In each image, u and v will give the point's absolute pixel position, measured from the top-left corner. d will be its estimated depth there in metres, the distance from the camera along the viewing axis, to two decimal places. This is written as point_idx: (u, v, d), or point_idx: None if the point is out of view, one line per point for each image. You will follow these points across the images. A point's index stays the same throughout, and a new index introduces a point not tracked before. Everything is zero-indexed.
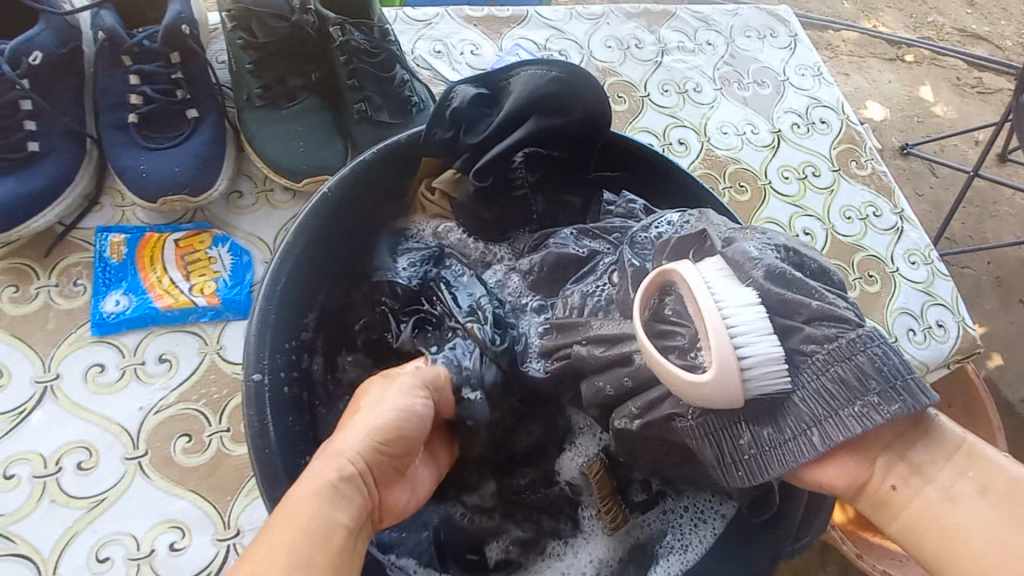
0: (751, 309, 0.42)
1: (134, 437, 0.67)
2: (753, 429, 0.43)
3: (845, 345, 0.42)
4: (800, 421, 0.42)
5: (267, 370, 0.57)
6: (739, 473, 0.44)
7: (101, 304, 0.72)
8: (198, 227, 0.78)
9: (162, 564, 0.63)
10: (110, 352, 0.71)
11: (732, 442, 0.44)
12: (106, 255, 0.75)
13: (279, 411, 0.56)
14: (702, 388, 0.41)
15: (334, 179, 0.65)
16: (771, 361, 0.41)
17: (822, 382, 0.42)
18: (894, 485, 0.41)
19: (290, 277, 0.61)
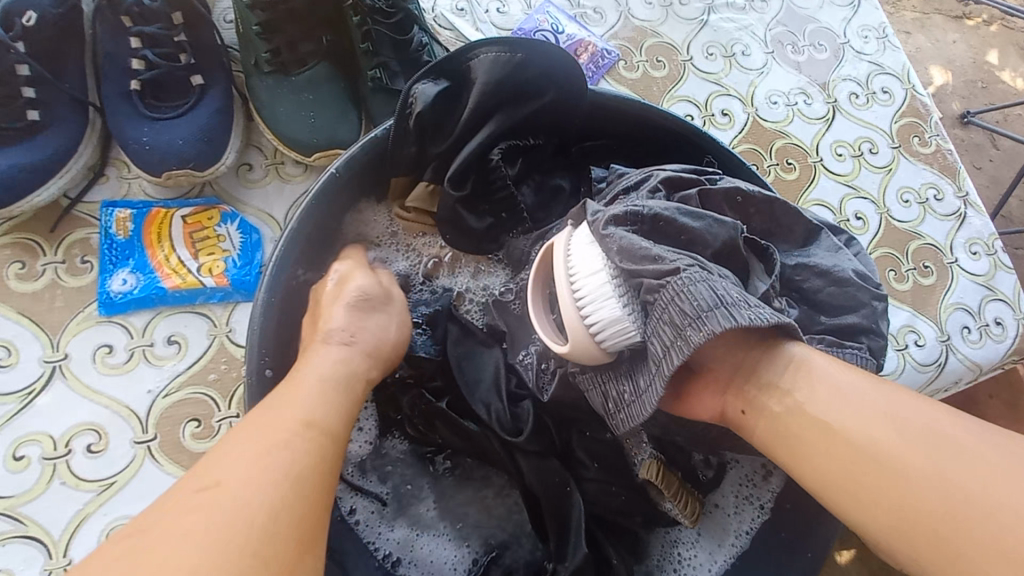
0: (598, 274, 0.43)
1: (144, 420, 0.66)
2: (626, 377, 0.44)
3: (671, 283, 0.40)
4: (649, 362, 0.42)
5: (272, 367, 0.55)
6: (620, 419, 0.44)
7: (108, 283, 0.70)
8: (207, 203, 0.74)
9: None
10: (118, 332, 0.69)
11: (613, 390, 0.45)
12: (112, 231, 0.71)
13: None
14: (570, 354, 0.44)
15: (343, 159, 0.60)
16: (610, 317, 0.42)
17: (655, 324, 0.41)
18: (743, 410, 0.43)
19: (293, 269, 0.58)
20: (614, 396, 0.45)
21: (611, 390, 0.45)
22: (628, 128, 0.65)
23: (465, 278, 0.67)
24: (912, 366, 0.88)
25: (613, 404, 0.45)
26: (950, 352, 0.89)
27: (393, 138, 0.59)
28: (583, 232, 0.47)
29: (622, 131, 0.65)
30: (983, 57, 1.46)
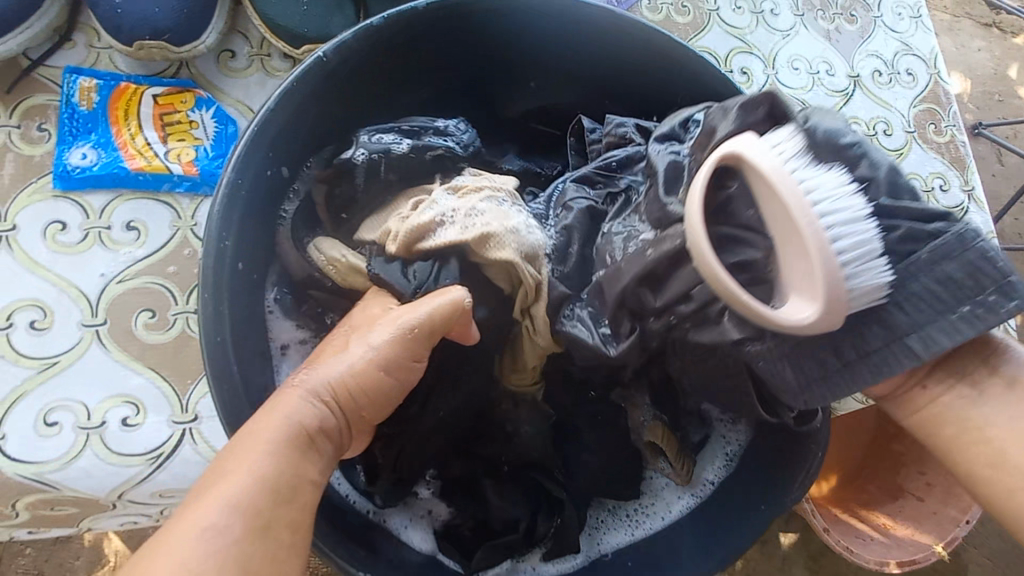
0: (855, 205, 0.34)
1: (94, 303, 0.62)
2: (838, 342, 0.38)
3: (950, 243, 0.36)
4: (892, 329, 0.36)
5: (232, 250, 0.52)
6: (824, 392, 0.39)
7: (66, 155, 0.65)
8: (181, 85, 0.69)
9: (113, 439, 0.60)
10: (72, 209, 0.64)
11: (819, 359, 0.38)
12: (75, 100, 0.66)
13: (237, 294, 0.52)
14: (801, 327, 0.35)
15: (333, 44, 0.55)
16: (873, 276, 0.34)
17: (920, 286, 0.36)
18: (926, 383, 0.38)
19: (271, 152, 0.54)
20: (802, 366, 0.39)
21: (806, 362, 0.39)
22: (635, 67, 0.62)
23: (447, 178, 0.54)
24: None
25: (823, 379, 0.39)
26: None
27: (377, 42, 0.56)
28: (803, 137, 0.36)
29: (628, 71, 0.62)
30: (1003, 69, 1.42)
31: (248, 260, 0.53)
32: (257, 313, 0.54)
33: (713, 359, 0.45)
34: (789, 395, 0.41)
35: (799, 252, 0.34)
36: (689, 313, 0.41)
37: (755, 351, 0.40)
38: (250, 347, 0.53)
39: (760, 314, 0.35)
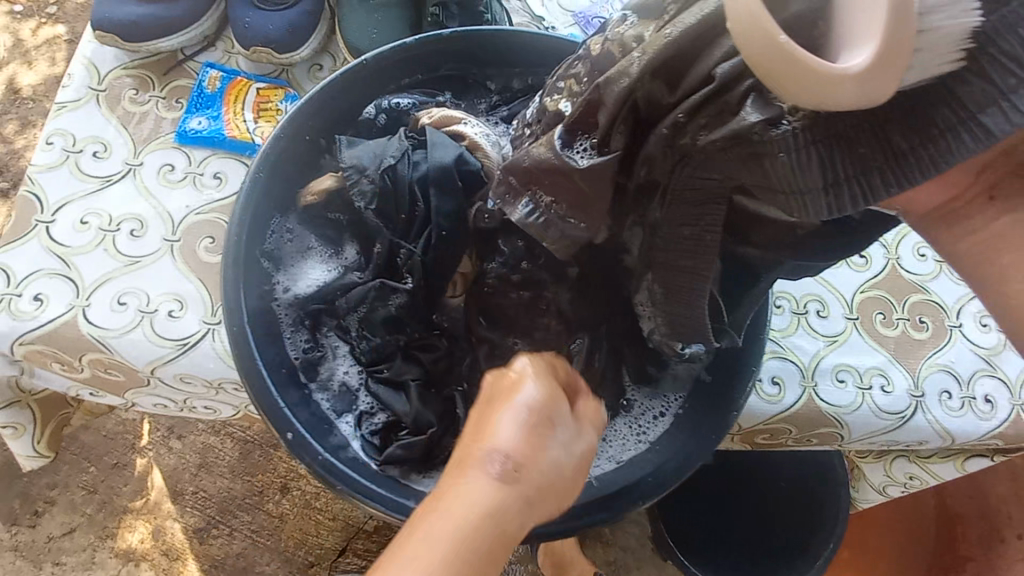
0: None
1: (176, 225, 0.83)
2: (875, 138, 0.41)
3: None
4: (923, 130, 0.40)
5: (266, 182, 0.68)
6: (853, 190, 0.42)
7: (187, 121, 0.88)
8: (277, 83, 0.92)
9: (160, 324, 0.77)
10: (181, 158, 0.87)
11: (855, 144, 0.42)
12: (204, 85, 0.91)
13: (262, 214, 0.67)
14: (847, 82, 0.37)
15: (375, 55, 0.73)
16: (950, 20, 0.37)
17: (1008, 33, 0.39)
18: (994, 205, 0.43)
19: (314, 121, 0.71)
20: (811, 176, 0.43)
21: (819, 168, 0.43)
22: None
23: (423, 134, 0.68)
24: (869, 408, 0.84)
25: (828, 186, 0.43)
26: (918, 409, 0.85)
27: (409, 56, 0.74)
28: None
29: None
30: None
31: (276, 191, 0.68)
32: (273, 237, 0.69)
33: (742, 172, 0.47)
34: (810, 202, 0.44)
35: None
36: (709, 101, 0.46)
37: (783, 136, 0.43)
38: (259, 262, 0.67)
39: (806, 61, 0.37)
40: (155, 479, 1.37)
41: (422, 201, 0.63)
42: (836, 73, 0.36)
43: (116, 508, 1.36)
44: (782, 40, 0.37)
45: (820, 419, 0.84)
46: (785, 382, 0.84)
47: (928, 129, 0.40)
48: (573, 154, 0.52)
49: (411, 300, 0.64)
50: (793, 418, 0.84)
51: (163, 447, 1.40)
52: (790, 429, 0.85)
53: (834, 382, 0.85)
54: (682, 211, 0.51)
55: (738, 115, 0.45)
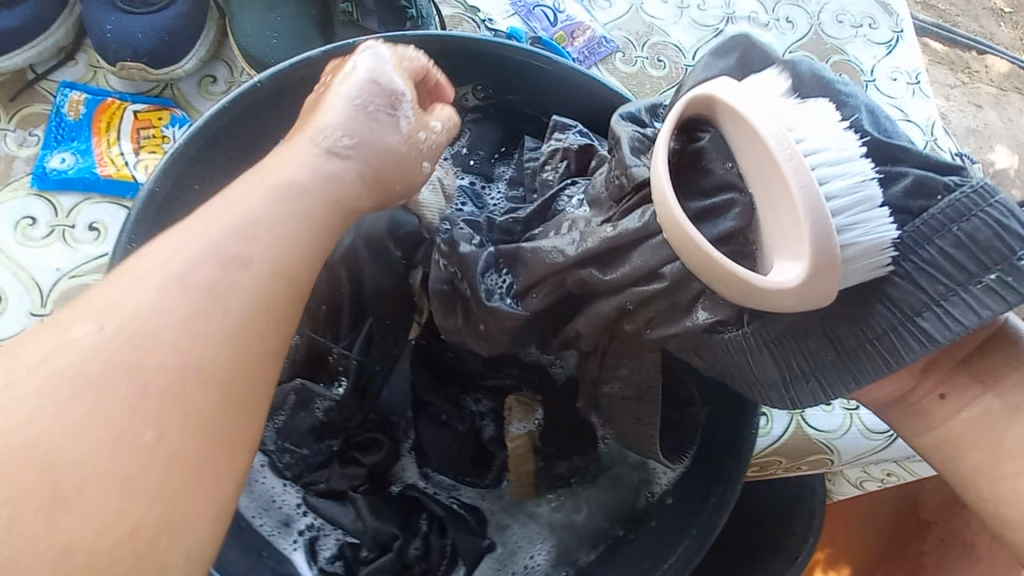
0: (846, 198, 0.37)
1: (45, 295, 0.67)
2: (826, 332, 0.41)
3: (974, 194, 0.39)
4: (888, 318, 0.39)
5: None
6: (810, 388, 0.42)
7: (47, 159, 0.71)
8: (160, 104, 0.75)
9: None
10: (44, 208, 0.70)
11: (801, 346, 0.42)
12: (64, 111, 0.73)
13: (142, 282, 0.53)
14: (788, 298, 0.38)
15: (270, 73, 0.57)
16: (871, 229, 0.38)
17: (941, 244, 0.38)
18: None
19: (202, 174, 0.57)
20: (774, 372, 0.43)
21: (780, 364, 0.42)
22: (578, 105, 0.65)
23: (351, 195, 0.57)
24: (857, 430, 0.79)
25: (785, 379, 0.42)
26: None
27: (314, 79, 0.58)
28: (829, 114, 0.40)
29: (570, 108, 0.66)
30: None
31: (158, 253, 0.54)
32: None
33: (692, 354, 0.47)
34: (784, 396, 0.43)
35: (784, 206, 0.38)
36: (660, 293, 0.45)
37: (730, 336, 0.43)
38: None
39: (735, 273, 0.38)
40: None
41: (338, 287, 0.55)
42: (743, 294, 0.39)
43: None
44: (716, 258, 0.38)
45: (809, 447, 0.79)
46: (771, 412, 0.79)
47: (870, 328, 0.40)
48: (495, 298, 0.50)
49: (346, 406, 0.55)
50: (783, 448, 0.78)
51: None
52: (780, 461, 0.79)
53: (821, 406, 0.80)
54: (630, 387, 0.50)
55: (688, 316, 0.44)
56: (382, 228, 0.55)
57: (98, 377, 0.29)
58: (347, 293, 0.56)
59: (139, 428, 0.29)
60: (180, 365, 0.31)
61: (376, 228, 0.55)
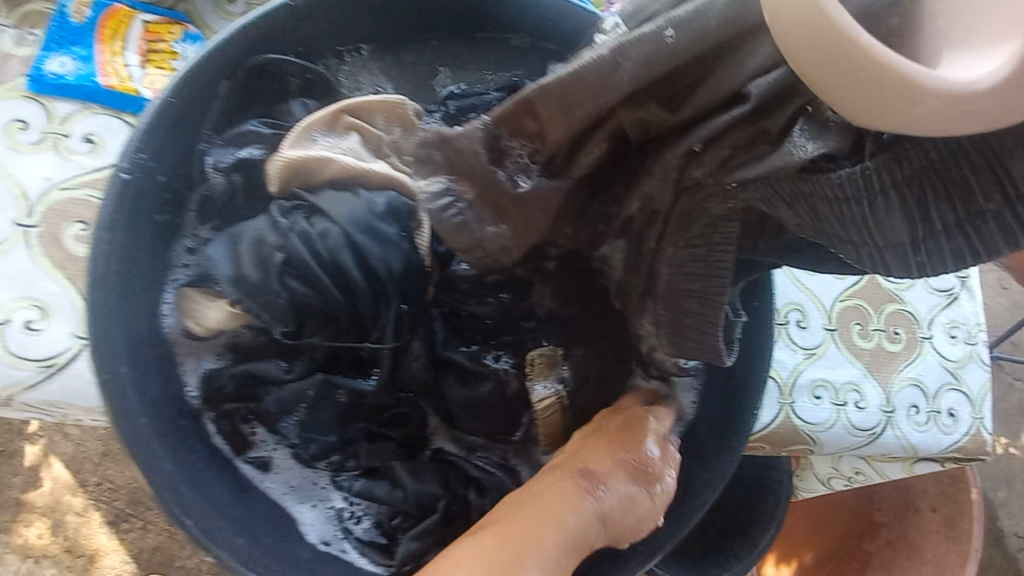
0: None
1: (31, 204, 0.63)
2: (919, 183, 0.41)
3: None
4: (942, 194, 0.41)
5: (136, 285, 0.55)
6: (890, 220, 0.42)
7: (44, 61, 0.66)
8: (173, 18, 0.70)
9: (13, 338, 0.59)
10: (36, 112, 0.65)
11: (892, 188, 0.41)
12: (67, 12, 0.68)
13: (141, 211, 0.55)
14: (923, 117, 0.33)
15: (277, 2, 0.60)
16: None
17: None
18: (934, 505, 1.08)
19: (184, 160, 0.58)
20: (876, 226, 0.42)
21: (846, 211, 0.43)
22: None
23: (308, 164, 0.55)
24: (843, 425, 0.82)
25: (914, 241, 0.42)
26: (889, 424, 0.83)
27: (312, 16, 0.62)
28: None
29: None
30: None
31: (158, 177, 0.56)
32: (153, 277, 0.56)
33: (776, 203, 0.45)
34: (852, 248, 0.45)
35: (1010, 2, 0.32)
36: (740, 123, 0.45)
37: (844, 174, 0.42)
38: (173, 380, 0.56)
39: (888, 65, 0.31)
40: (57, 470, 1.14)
41: (336, 290, 0.52)
42: (913, 122, 0.33)
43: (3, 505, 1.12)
44: (862, 41, 0.31)
45: (795, 437, 0.81)
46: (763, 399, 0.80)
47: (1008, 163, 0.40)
48: (511, 175, 0.52)
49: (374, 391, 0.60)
50: (770, 436, 0.80)
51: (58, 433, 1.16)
52: (765, 447, 0.81)
53: (812, 398, 0.81)
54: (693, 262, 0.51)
55: (780, 149, 0.44)
56: (364, 210, 0.54)
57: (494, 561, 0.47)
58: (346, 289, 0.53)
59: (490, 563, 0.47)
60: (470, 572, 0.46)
61: (351, 219, 0.53)
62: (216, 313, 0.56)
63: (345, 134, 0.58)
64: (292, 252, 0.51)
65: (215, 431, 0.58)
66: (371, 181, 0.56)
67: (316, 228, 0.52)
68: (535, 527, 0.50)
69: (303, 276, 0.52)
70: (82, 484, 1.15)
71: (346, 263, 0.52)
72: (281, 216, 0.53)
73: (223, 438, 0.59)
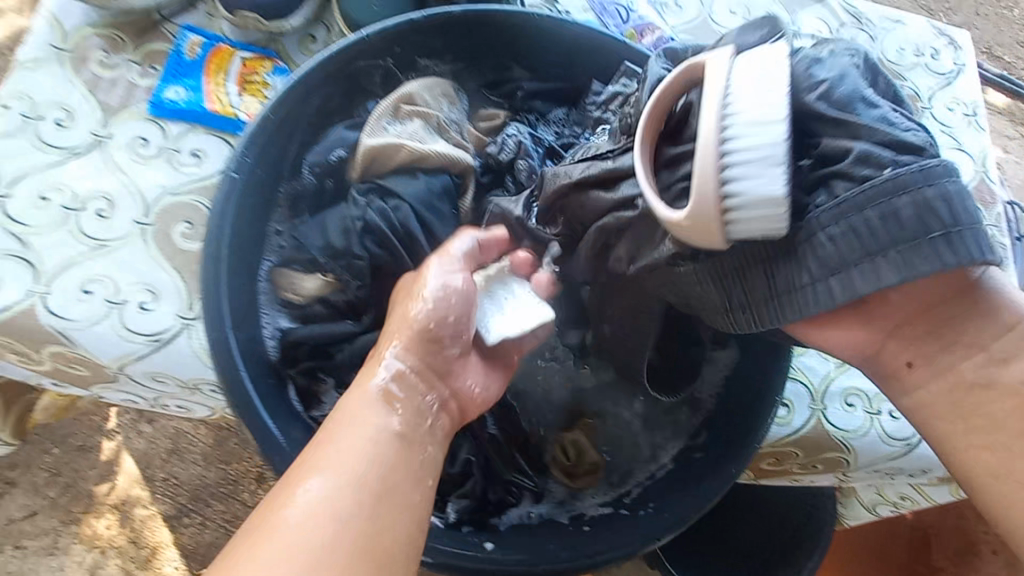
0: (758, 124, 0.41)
1: (149, 206, 0.75)
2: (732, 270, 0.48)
3: (888, 184, 0.43)
4: (731, 272, 0.48)
5: (206, 258, 0.57)
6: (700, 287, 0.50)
7: (164, 91, 0.79)
8: (264, 54, 0.83)
9: (131, 317, 0.71)
10: (154, 130, 0.78)
11: (707, 273, 0.49)
12: (183, 51, 0.81)
13: (249, 202, 0.60)
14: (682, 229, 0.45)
15: None
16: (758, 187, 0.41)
17: (840, 232, 0.43)
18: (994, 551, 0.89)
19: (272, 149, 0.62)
20: (696, 300, 0.52)
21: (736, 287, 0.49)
22: None
23: (395, 183, 0.63)
24: (877, 433, 0.82)
25: (732, 309, 0.49)
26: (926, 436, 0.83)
27: None
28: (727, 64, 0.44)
29: None
30: None
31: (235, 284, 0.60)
32: (253, 323, 0.59)
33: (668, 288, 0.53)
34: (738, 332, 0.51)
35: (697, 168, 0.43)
36: (633, 219, 0.52)
37: (688, 270, 0.49)
38: (248, 314, 0.59)
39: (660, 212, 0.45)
40: (128, 467, 1.20)
41: (408, 257, 0.61)
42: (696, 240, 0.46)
43: (74, 497, 1.18)
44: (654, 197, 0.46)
45: (828, 444, 0.82)
46: (794, 404, 0.83)
47: (833, 259, 0.44)
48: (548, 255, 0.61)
49: None
50: (802, 441, 0.82)
51: (132, 430, 1.22)
52: (798, 454, 0.84)
53: (843, 406, 0.83)
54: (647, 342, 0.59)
55: (654, 247, 0.50)
56: (429, 192, 0.63)
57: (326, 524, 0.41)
58: (416, 260, 0.62)
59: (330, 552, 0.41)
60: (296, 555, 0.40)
61: (417, 197, 0.62)
62: (315, 289, 0.62)
63: (408, 120, 0.66)
64: (370, 221, 0.61)
65: (293, 398, 0.60)
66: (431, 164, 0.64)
67: (385, 207, 0.62)
68: (386, 462, 0.46)
69: (374, 237, 0.61)
70: (149, 480, 1.20)
71: (418, 233, 0.61)
72: (361, 186, 0.63)
73: (297, 398, 0.60)
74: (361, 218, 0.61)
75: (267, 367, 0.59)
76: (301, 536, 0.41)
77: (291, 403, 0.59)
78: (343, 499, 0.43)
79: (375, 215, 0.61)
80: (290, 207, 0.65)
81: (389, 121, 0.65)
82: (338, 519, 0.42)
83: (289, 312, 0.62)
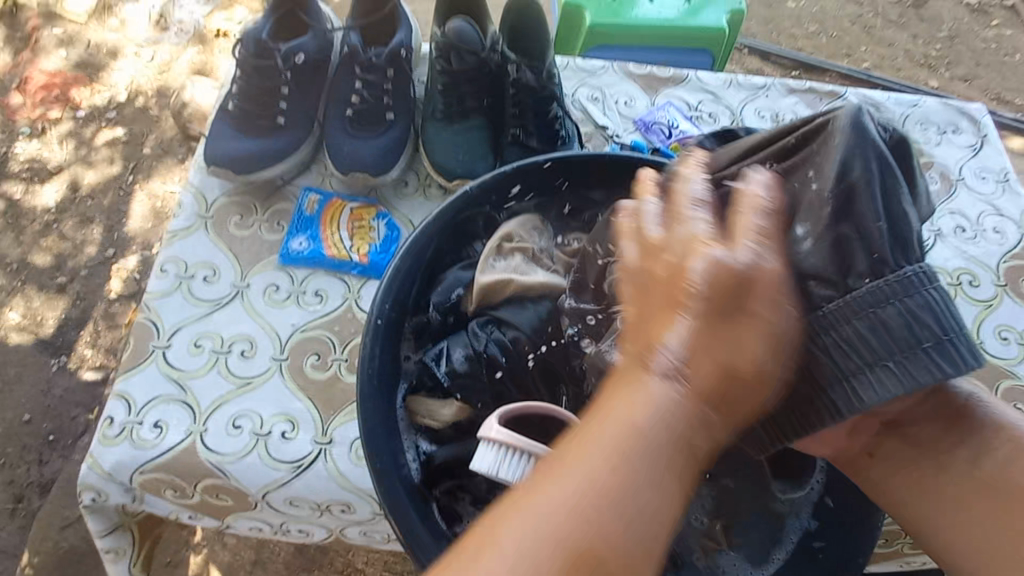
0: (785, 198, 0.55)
1: (283, 344, 0.87)
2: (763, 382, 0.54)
3: (899, 285, 0.51)
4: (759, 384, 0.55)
5: (361, 396, 0.66)
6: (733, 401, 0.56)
7: (290, 243, 0.94)
8: (369, 202, 0.98)
9: (274, 447, 0.80)
10: (283, 277, 0.92)
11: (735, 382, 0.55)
12: (303, 208, 0.97)
13: (388, 341, 0.70)
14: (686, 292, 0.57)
15: (364, 138, 0.97)
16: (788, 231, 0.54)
17: (852, 338, 0.52)
18: None
19: (404, 293, 0.73)
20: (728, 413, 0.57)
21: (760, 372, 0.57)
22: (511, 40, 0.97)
23: (506, 313, 0.73)
24: None
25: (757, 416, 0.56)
26: None
27: (458, 105, 0.97)
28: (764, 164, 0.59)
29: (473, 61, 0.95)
30: None
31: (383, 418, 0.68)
32: (400, 450, 0.67)
33: None
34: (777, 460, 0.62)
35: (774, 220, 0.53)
36: None
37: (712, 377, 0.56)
38: (395, 442, 0.67)
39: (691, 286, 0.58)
40: None
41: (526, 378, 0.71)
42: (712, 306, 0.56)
43: None
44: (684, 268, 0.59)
45: None
46: None
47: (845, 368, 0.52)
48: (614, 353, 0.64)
49: None
50: None
51: (217, 542, 1.27)
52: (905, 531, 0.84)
53: None
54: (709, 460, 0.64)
55: None
56: (536, 320, 0.72)
57: (581, 511, 0.38)
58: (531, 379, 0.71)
59: (600, 479, 0.39)
60: (555, 539, 0.37)
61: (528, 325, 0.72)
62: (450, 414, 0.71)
63: (511, 256, 0.77)
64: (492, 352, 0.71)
65: (437, 515, 0.66)
66: (534, 294, 0.75)
67: (502, 338, 0.72)
68: (614, 447, 0.40)
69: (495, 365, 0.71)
70: None
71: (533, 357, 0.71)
72: (478, 322, 0.74)
73: (440, 515, 0.66)
74: (482, 350, 0.71)
75: (415, 489, 0.65)
76: (553, 516, 0.38)
77: (437, 519, 0.66)
78: (570, 509, 0.38)
79: (494, 347, 0.71)
80: (416, 338, 0.75)
81: (495, 260, 0.76)
82: (600, 486, 0.39)
83: (424, 435, 0.71)
